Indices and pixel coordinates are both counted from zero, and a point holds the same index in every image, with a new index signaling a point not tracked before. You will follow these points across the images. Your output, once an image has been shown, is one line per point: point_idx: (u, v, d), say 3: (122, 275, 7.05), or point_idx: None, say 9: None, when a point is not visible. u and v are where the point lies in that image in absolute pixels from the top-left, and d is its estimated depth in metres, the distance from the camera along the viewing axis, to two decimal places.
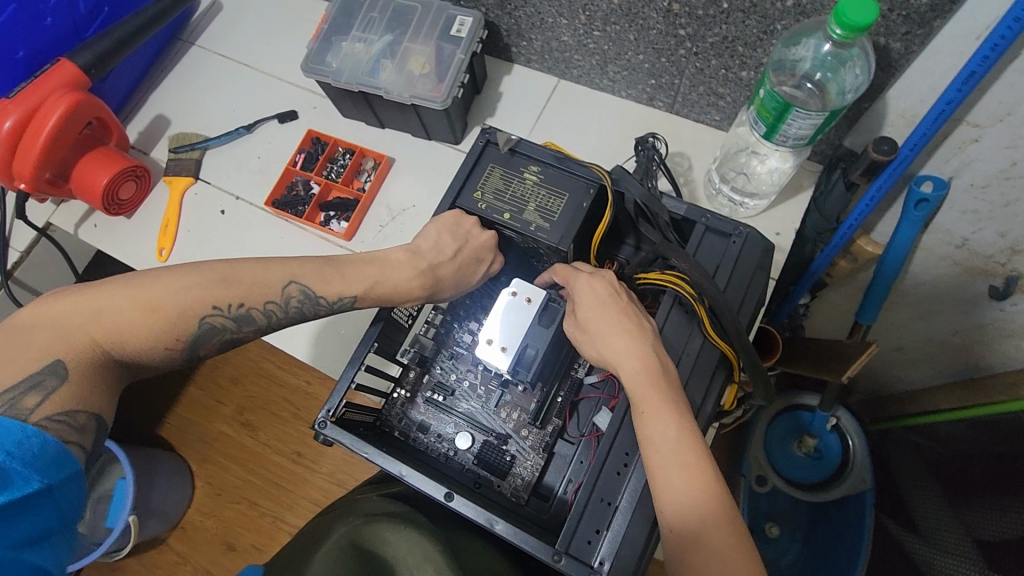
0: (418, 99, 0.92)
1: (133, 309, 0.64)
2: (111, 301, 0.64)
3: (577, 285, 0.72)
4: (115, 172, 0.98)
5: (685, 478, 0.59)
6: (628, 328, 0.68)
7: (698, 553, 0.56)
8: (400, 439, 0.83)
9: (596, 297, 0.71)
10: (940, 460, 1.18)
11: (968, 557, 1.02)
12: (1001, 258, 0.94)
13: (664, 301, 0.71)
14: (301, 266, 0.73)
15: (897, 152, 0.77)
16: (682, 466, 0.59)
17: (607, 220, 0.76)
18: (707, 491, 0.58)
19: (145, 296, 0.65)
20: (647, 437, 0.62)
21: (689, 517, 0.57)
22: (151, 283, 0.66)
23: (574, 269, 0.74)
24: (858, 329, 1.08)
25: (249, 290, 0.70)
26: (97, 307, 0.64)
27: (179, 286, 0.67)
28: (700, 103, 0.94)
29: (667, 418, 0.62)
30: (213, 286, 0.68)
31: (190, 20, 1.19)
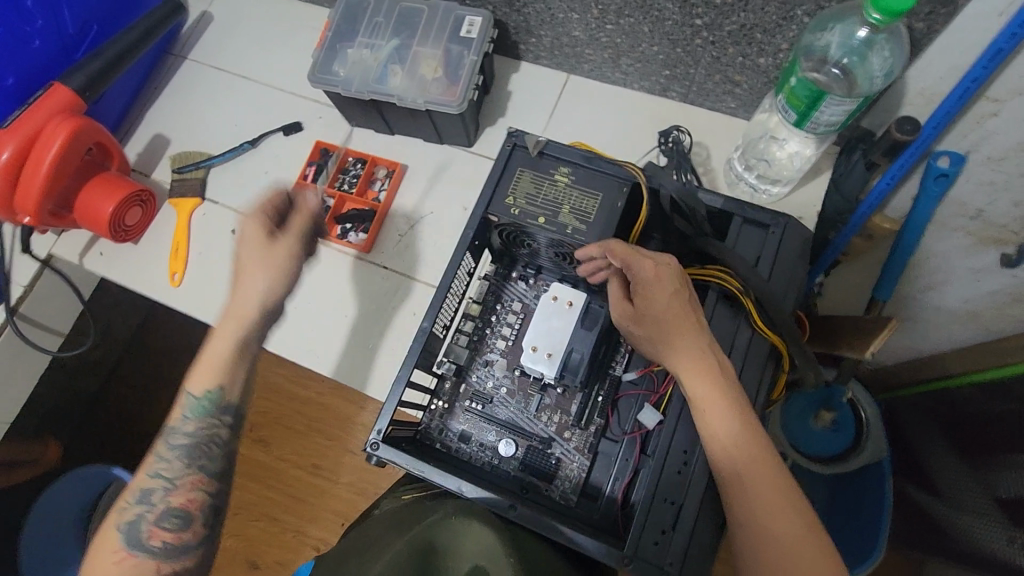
0: (432, 104, 0.91)
1: (229, 343, 0.75)
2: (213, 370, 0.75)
3: (639, 270, 0.67)
4: (121, 199, 0.94)
5: (751, 476, 0.59)
6: (687, 324, 0.65)
7: (771, 548, 0.56)
8: (444, 451, 0.82)
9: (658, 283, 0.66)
10: (951, 423, 1.21)
11: (994, 517, 1.06)
12: (1015, 227, 0.95)
13: (709, 298, 0.71)
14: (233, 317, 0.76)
15: (919, 131, 0.78)
16: (747, 465, 0.59)
17: (643, 218, 0.75)
18: (775, 488, 0.58)
19: (227, 343, 0.75)
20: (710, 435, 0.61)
21: (759, 512, 0.57)
22: (224, 329, 0.75)
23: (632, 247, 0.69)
24: (876, 304, 1.09)
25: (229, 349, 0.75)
26: (206, 361, 0.75)
27: (231, 322, 0.74)
28: (715, 91, 0.94)
29: (730, 416, 0.61)
30: (235, 315, 0.74)
31: (181, 34, 1.15)
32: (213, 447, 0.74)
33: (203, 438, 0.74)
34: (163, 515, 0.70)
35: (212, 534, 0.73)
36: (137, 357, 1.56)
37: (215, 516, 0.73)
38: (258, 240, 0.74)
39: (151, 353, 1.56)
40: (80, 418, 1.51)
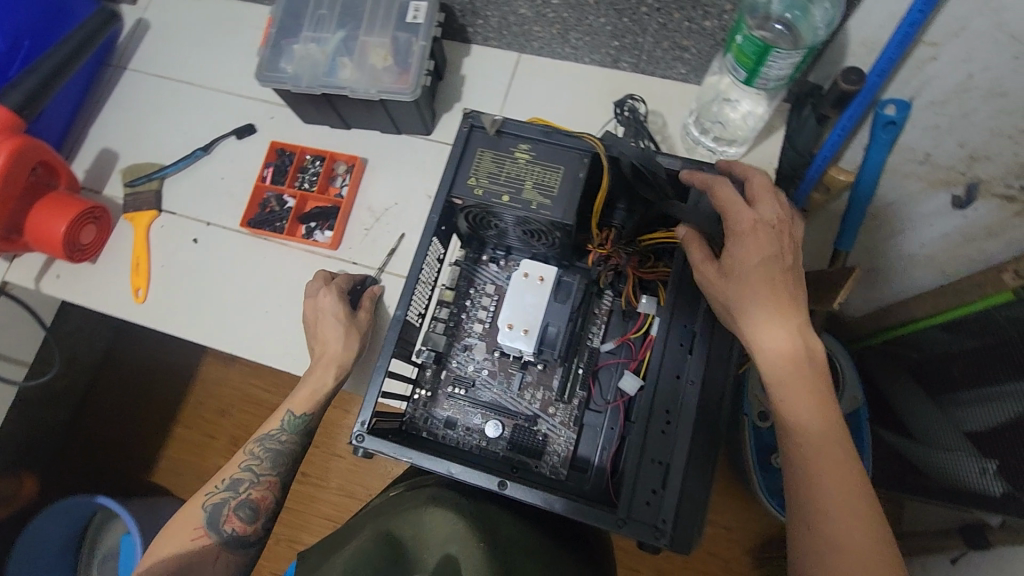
0: (386, 93, 0.89)
1: (324, 382, 0.85)
2: (309, 398, 0.85)
3: (735, 218, 0.66)
4: (73, 217, 0.92)
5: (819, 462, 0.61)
6: (778, 292, 0.63)
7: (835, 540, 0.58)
8: (430, 439, 0.83)
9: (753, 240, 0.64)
10: (920, 366, 1.26)
11: (965, 450, 1.11)
12: (962, 168, 0.99)
13: (677, 259, 0.74)
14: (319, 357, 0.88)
15: (864, 80, 0.80)
16: (817, 449, 0.61)
17: (605, 187, 0.76)
18: (839, 473, 0.60)
19: (320, 382, 0.85)
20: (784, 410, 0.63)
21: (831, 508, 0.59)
22: (319, 370, 0.86)
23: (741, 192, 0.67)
24: (839, 256, 1.13)
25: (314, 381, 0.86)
26: (303, 393, 0.86)
27: (327, 364, 0.86)
28: (665, 58, 0.95)
29: (808, 396, 0.63)
30: (329, 359, 0.86)
31: (118, 43, 1.11)
32: (294, 455, 0.86)
33: (288, 447, 0.86)
34: (241, 505, 0.82)
35: (268, 534, 0.84)
36: (108, 381, 1.52)
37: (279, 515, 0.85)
38: (338, 301, 0.87)
39: (123, 376, 1.52)
40: (55, 450, 1.47)
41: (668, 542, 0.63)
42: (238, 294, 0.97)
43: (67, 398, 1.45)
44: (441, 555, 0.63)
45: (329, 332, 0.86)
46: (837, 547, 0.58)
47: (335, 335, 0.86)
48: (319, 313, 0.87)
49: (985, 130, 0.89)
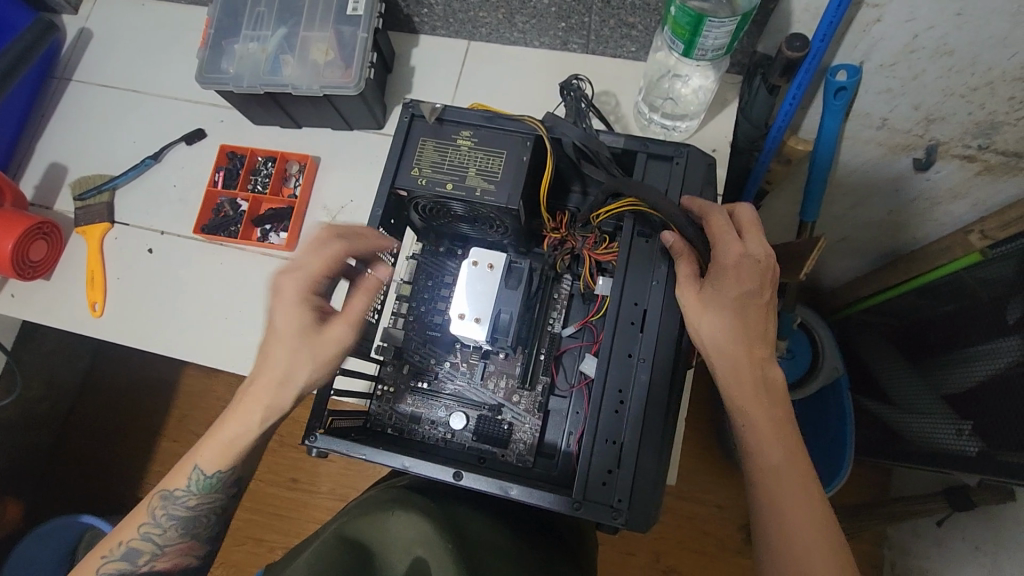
0: (329, 89, 0.88)
1: (248, 426, 0.70)
2: (219, 446, 0.71)
3: (723, 248, 0.65)
4: (20, 234, 0.90)
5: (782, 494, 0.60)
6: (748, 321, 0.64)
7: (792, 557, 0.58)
8: (396, 435, 0.82)
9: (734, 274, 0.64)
10: (898, 333, 1.27)
11: (940, 413, 1.11)
12: (919, 130, 0.97)
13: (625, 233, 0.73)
14: (251, 400, 0.70)
15: (809, 46, 0.79)
16: (780, 483, 0.61)
17: (551, 168, 0.76)
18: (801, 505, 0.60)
19: (245, 421, 0.70)
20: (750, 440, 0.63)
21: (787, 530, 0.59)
22: (245, 406, 0.70)
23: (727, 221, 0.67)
24: (806, 227, 1.12)
25: (240, 422, 0.71)
26: (217, 440, 0.71)
27: (255, 401, 0.70)
28: (613, 37, 0.94)
29: (773, 425, 0.63)
30: (258, 395, 0.70)
31: (61, 55, 1.09)
32: (209, 519, 0.74)
33: (198, 511, 0.73)
34: None
35: None
36: (85, 400, 1.50)
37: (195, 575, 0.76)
38: (300, 321, 0.68)
39: (99, 394, 1.51)
40: (39, 473, 1.45)
41: (626, 521, 0.64)
42: (199, 303, 0.96)
43: (45, 420, 1.43)
44: (408, 559, 0.62)
45: (274, 357, 0.69)
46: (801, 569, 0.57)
47: (278, 366, 0.69)
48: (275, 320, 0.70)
49: (937, 90, 0.88)
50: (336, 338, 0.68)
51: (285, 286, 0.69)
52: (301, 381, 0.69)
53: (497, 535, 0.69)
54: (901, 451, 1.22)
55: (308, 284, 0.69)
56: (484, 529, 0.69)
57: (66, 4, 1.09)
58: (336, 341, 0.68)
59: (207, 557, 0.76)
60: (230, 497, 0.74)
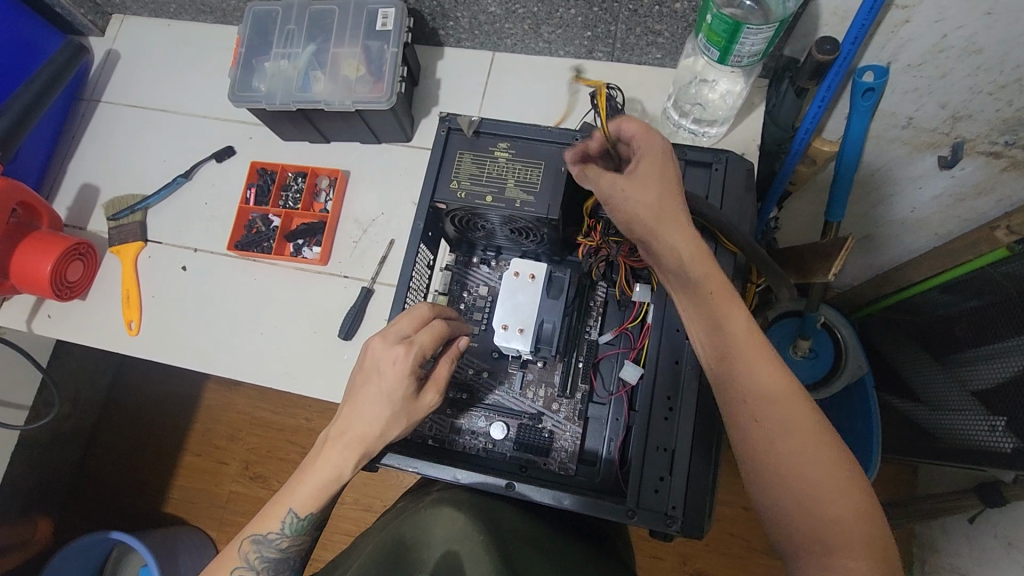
0: (361, 104, 0.89)
1: (340, 470, 0.66)
2: (313, 485, 0.66)
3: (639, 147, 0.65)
4: (58, 256, 0.91)
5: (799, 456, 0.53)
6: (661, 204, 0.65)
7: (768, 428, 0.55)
8: (437, 446, 0.81)
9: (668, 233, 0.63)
10: (929, 327, 1.23)
11: (970, 407, 1.11)
12: (945, 128, 0.97)
13: None
14: (343, 448, 0.66)
15: (839, 49, 0.79)
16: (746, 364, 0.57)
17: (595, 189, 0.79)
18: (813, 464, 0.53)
19: (338, 465, 0.66)
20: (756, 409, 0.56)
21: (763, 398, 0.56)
22: (339, 449, 0.66)
23: (655, 171, 0.64)
24: (830, 227, 1.12)
25: (329, 467, 0.66)
26: (312, 482, 0.66)
27: (350, 447, 0.66)
28: (639, 44, 0.94)
29: (773, 373, 0.56)
30: (355, 439, 0.66)
31: (90, 77, 1.11)
32: (299, 559, 0.70)
33: (290, 553, 0.69)
34: None
35: None
36: (110, 417, 1.51)
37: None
38: (404, 382, 0.65)
39: (126, 410, 1.51)
40: (68, 490, 1.46)
41: (680, 528, 0.65)
42: (234, 318, 0.97)
43: (74, 439, 1.44)
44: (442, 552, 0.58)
45: (368, 414, 0.65)
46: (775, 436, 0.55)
47: (375, 417, 0.66)
48: (377, 371, 0.66)
49: (964, 88, 0.88)
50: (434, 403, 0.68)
51: (401, 347, 0.65)
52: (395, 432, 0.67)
53: (537, 535, 0.67)
54: (933, 449, 1.21)
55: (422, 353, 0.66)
56: (525, 528, 0.67)
57: (93, 26, 1.10)
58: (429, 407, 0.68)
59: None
60: (318, 537, 0.70)
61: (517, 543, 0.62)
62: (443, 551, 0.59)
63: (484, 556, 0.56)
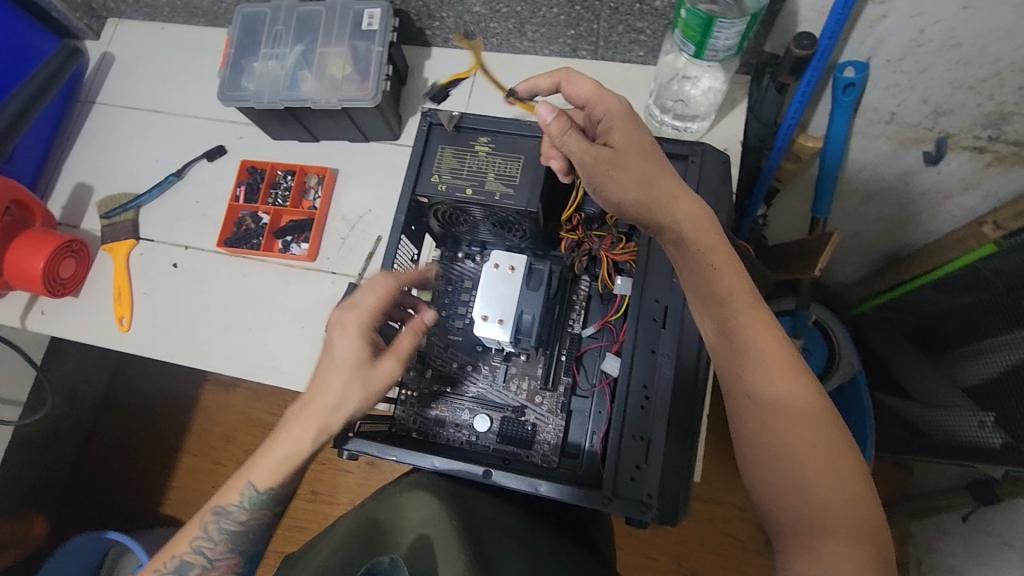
0: (348, 102, 0.91)
1: (301, 445, 0.67)
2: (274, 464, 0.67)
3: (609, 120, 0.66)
4: (50, 253, 0.93)
5: (803, 449, 0.54)
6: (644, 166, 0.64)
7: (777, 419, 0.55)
8: (421, 439, 0.82)
9: (673, 209, 0.62)
10: (920, 325, 1.25)
11: (961, 405, 1.11)
12: (929, 123, 0.98)
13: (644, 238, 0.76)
14: (300, 423, 0.66)
15: (817, 44, 0.80)
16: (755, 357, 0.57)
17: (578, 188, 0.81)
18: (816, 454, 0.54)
19: (298, 439, 0.66)
20: (760, 402, 0.56)
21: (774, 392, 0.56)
22: (299, 423, 0.66)
23: (628, 137, 0.65)
24: (818, 223, 1.13)
25: (287, 441, 0.67)
26: (274, 457, 0.67)
27: (310, 421, 0.66)
28: (622, 42, 0.96)
29: (785, 370, 0.56)
30: (315, 412, 0.66)
31: (85, 79, 1.13)
32: (259, 534, 0.71)
33: (249, 526, 0.70)
34: None
35: None
36: (107, 417, 1.52)
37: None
38: (354, 349, 0.66)
39: (122, 410, 1.53)
40: (65, 489, 1.47)
41: (656, 515, 0.65)
42: (223, 314, 0.98)
43: (70, 437, 1.46)
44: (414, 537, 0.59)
45: (327, 385, 0.66)
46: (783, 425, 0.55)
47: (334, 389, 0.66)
48: (333, 346, 0.67)
49: (945, 83, 0.89)
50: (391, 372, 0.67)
51: (349, 315, 0.67)
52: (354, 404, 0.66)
53: (512, 521, 0.68)
54: (925, 445, 1.21)
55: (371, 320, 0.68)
56: (500, 514, 0.68)
57: (89, 30, 1.13)
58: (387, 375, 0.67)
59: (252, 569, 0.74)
60: (278, 514, 0.71)
61: (490, 528, 0.63)
62: (416, 536, 0.59)
63: (456, 541, 0.57)
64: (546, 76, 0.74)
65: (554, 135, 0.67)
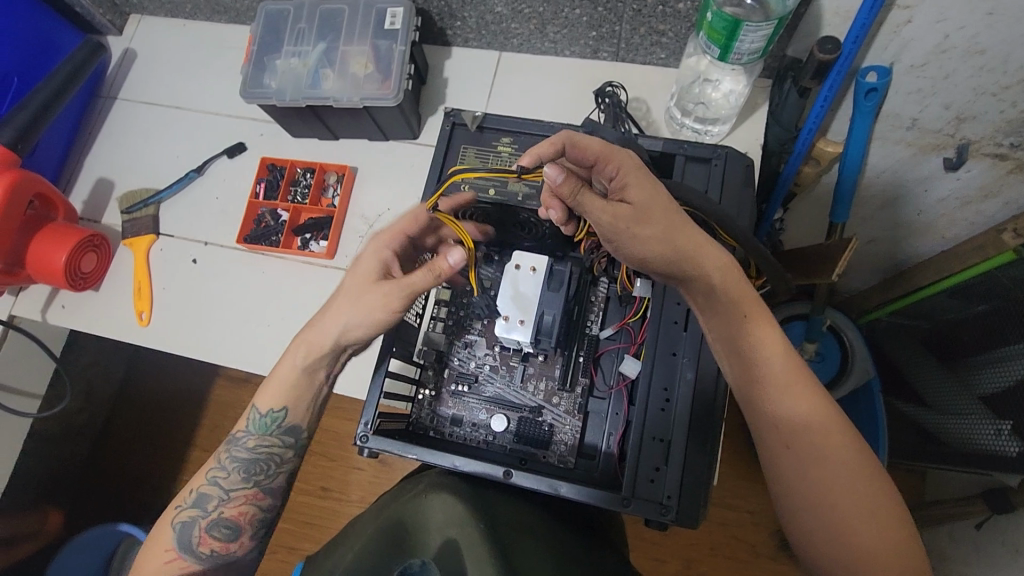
0: (369, 101, 0.91)
1: (308, 365, 0.74)
2: (286, 389, 0.74)
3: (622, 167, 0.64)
4: (72, 246, 0.94)
5: (826, 472, 0.56)
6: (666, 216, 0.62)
7: (802, 447, 0.57)
8: (438, 437, 0.82)
9: (702, 258, 0.61)
10: (929, 335, 1.25)
11: (977, 413, 1.10)
12: (950, 130, 0.97)
13: None
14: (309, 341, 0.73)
15: (841, 49, 0.79)
16: (780, 387, 0.59)
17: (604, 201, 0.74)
18: (842, 480, 0.56)
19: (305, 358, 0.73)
20: (784, 429, 0.58)
21: (798, 421, 0.58)
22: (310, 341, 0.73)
23: (646, 192, 0.63)
24: (835, 229, 1.12)
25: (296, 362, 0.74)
26: (283, 379, 0.74)
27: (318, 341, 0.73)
28: (644, 44, 0.96)
29: (811, 402, 0.58)
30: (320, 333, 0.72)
31: (108, 75, 1.14)
32: (272, 465, 0.76)
33: (260, 454, 0.75)
34: (214, 523, 0.73)
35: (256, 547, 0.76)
36: (121, 410, 1.54)
37: (264, 528, 0.77)
38: (371, 275, 0.71)
39: (137, 404, 1.54)
40: (79, 481, 1.48)
41: (674, 518, 0.66)
42: (242, 310, 0.99)
43: (85, 431, 1.47)
44: (440, 541, 0.60)
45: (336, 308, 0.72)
46: (808, 454, 0.57)
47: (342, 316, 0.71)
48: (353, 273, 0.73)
49: (968, 89, 0.88)
50: (388, 301, 0.69)
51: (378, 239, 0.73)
52: (359, 331, 0.71)
53: (528, 522, 0.68)
54: (939, 453, 1.20)
55: (387, 253, 0.72)
56: (517, 514, 0.68)
57: (112, 26, 1.14)
58: (388, 304, 0.69)
59: (273, 509, 0.77)
60: (288, 445, 0.75)
61: (511, 529, 0.64)
62: (442, 539, 0.60)
63: (481, 547, 0.58)
64: (545, 141, 0.67)
65: (567, 195, 0.63)
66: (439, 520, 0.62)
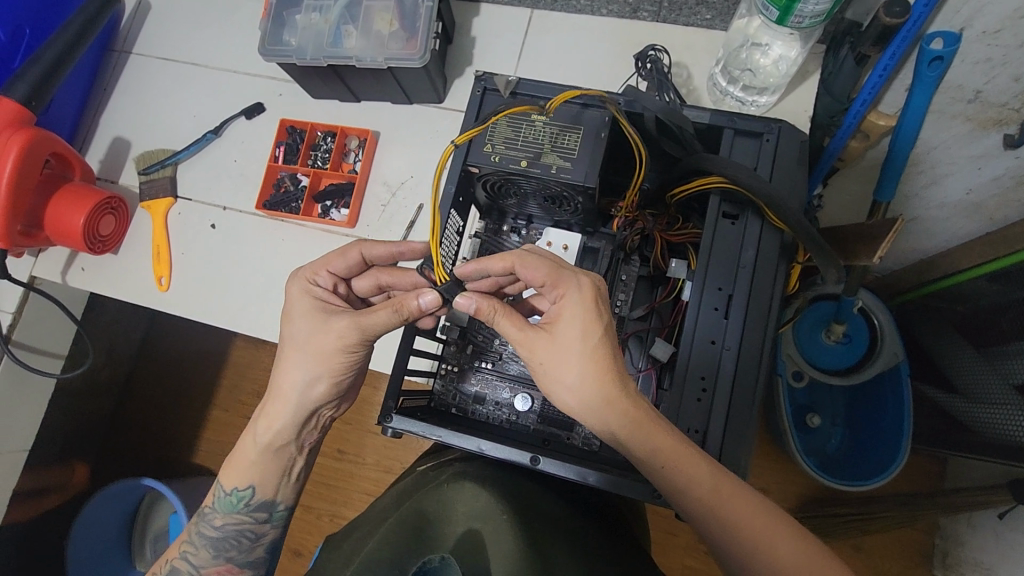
0: (394, 61, 0.86)
1: (282, 433, 0.71)
2: (258, 463, 0.73)
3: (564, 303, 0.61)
4: (90, 209, 0.91)
5: (739, 524, 0.55)
6: (593, 351, 0.60)
7: (713, 513, 0.55)
8: (460, 415, 0.81)
9: (586, 380, 0.59)
10: (965, 318, 1.18)
11: (1012, 404, 1.05)
12: (1017, 104, 0.88)
13: (711, 204, 0.71)
14: (277, 411, 0.70)
15: (910, 12, 0.72)
16: (667, 462, 0.57)
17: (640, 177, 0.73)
18: (766, 529, 0.54)
19: (275, 421, 0.70)
20: (690, 499, 0.56)
21: (697, 487, 0.56)
22: (273, 405, 0.70)
23: (571, 331, 0.60)
24: (879, 207, 1.06)
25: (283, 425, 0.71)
26: (254, 448, 0.73)
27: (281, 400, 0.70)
28: (688, 5, 0.89)
29: (699, 467, 0.57)
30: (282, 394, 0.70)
31: (121, 27, 1.09)
32: (246, 541, 0.75)
33: (226, 530, 0.75)
34: None
35: None
36: (143, 369, 1.55)
37: None
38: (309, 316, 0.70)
39: (159, 363, 1.55)
40: (103, 438, 1.51)
41: None
42: (262, 276, 0.96)
43: (108, 389, 1.48)
44: (463, 529, 0.60)
45: (291, 363, 0.69)
46: (721, 517, 0.55)
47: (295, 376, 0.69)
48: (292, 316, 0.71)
49: None
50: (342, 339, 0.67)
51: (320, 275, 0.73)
52: (321, 386, 0.69)
53: (554, 511, 0.66)
54: (968, 442, 1.16)
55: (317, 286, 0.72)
56: (543, 504, 0.66)
57: None
58: (342, 344, 0.68)
59: None
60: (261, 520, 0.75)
61: (539, 519, 0.62)
62: (466, 527, 0.60)
63: (506, 537, 0.57)
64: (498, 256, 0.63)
65: (485, 317, 0.62)
66: (461, 510, 0.61)
